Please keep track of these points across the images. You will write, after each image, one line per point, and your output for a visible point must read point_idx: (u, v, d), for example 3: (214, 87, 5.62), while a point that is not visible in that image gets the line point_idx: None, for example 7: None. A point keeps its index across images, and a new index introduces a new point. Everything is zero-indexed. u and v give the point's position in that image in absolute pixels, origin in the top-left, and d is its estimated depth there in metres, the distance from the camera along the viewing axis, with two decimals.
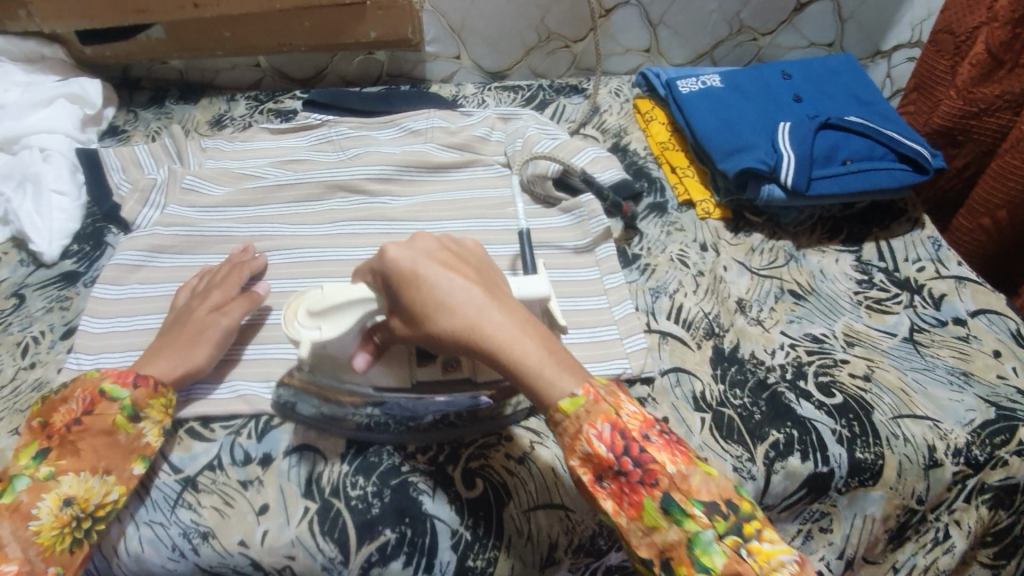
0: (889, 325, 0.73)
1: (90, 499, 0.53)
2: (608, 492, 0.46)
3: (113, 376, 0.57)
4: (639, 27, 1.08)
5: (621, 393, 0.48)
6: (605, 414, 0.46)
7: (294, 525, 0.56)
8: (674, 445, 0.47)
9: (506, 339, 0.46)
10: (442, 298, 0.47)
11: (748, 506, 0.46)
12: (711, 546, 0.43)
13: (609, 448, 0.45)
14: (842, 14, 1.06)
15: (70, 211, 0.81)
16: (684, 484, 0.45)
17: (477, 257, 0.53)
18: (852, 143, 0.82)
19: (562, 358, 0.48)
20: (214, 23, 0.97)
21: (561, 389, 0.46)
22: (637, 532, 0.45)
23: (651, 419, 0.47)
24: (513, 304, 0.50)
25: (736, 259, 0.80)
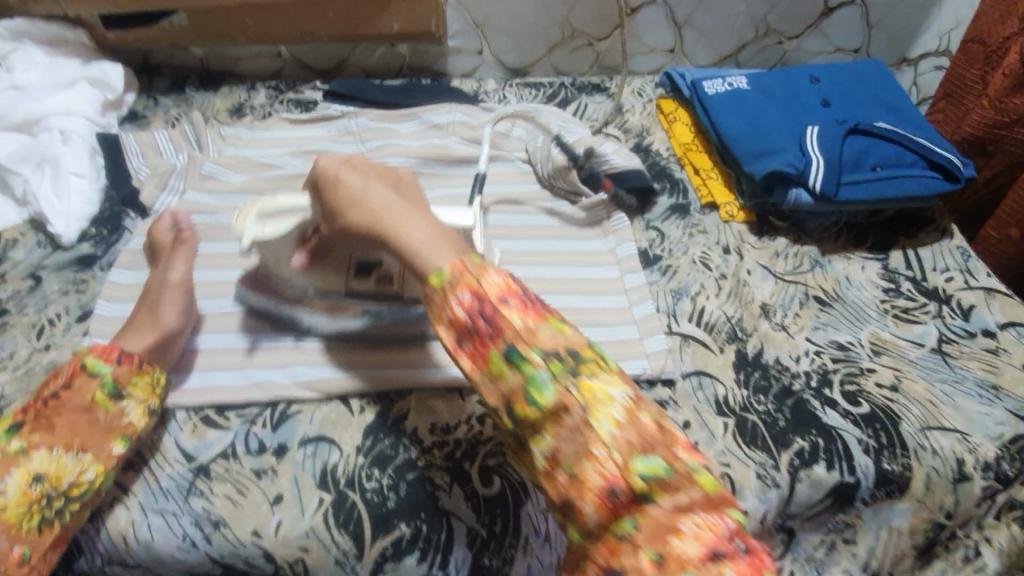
0: (916, 335, 0.72)
1: (62, 477, 0.51)
2: (462, 349, 0.48)
3: (95, 351, 0.56)
4: (663, 26, 1.06)
5: (486, 265, 0.49)
6: (467, 283, 0.48)
7: (309, 516, 0.55)
8: (531, 306, 0.48)
9: (398, 225, 0.53)
10: (354, 197, 0.55)
11: (593, 355, 0.47)
12: (545, 385, 0.45)
13: (465, 309, 0.47)
14: (870, 20, 1.05)
15: (89, 194, 0.81)
16: (531, 336, 0.46)
17: (407, 180, 0.59)
18: (881, 149, 0.81)
19: (446, 240, 0.52)
20: (238, 11, 0.97)
21: (433, 259, 0.50)
22: (486, 384, 0.47)
23: (512, 285, 0.48)
24: (417, 207, 0.56)
25: (760, 263, 0.78)
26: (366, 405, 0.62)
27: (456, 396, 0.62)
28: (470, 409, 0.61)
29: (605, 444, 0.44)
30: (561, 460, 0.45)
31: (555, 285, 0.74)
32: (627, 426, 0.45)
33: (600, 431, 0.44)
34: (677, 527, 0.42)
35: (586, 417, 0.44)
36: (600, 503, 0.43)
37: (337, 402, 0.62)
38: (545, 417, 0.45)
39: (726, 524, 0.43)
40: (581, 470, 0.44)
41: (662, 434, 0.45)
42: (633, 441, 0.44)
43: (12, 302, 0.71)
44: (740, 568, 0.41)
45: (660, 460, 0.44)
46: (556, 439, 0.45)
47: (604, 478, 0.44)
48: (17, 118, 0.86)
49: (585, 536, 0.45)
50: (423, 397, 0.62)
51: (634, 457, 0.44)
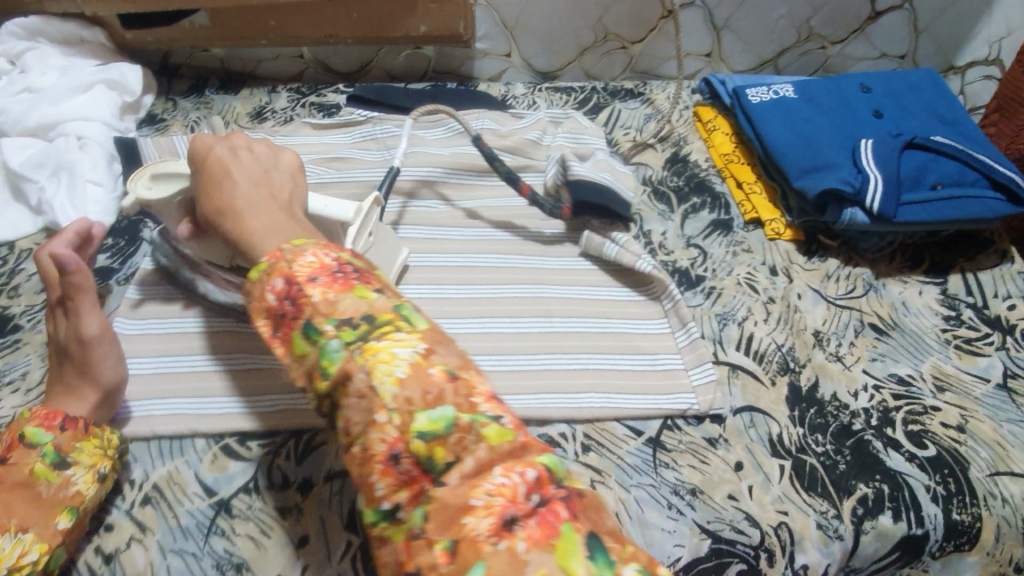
0: (981, 369, 0.67)
1: (4, 561, 0.46)
2: (275, 337, 0.40)
3: (35, 419, 0.51)
4: (700, 29, 1.01)
5: (305, 245, 0.42)
6: (279, 268, 0.41)
7: (335, 562, 0.52)
8: (340, 278, 0.40)
9: (242, 218, 0.47)
10: (214, 183, 0.51)
11: (394, 317, 0.38)
12: (335, 354, 0.37)
13: (276, 294, 0.40)
14: (919, 26, 0.99)
15: (106, 202, 0.78)
16: (326, 307, 0.38)
17: (281, 170, 0.54)
18: (942, 167, 0.76)
19: (284, 233, 0.45)
20: (260, 11, 0.93)
21: (261, 253, 0.44)
22: (291, 367, 0.39)
23: (325, 262, 0.40)
24: (273, 196, 0.50)
25: (811, 286, 0.74)
26: None
27: None
28: None
29: (384, 408, 0.35)
30: (353, 434, 0.36)
31: (594, 306, 0.69)
32: (409, 383, 0.35)
33: (383, 396, 0.35)
34: (470, 503, 0.32)
35: (368, 382, 0.36)
36: (386, 475, 0.35)
37: None
38: (334, 390, 0.37)
39: (526, 479, 0.33)
40: (368, 443, 0.35)
41: (454, 385, 0.36)
42: (416, 400, 0.35)
43: (26, 318, 0.68)
44: (532, 536, 0.31)
45: (446, 412, 0.35)
46: (346, 413, 0.36)
47: (388, 447, 0.35)
48: (32, 123, 0.84)
49: (380, 517, 0.35)
50: None
51: (414, 415, 0.35)
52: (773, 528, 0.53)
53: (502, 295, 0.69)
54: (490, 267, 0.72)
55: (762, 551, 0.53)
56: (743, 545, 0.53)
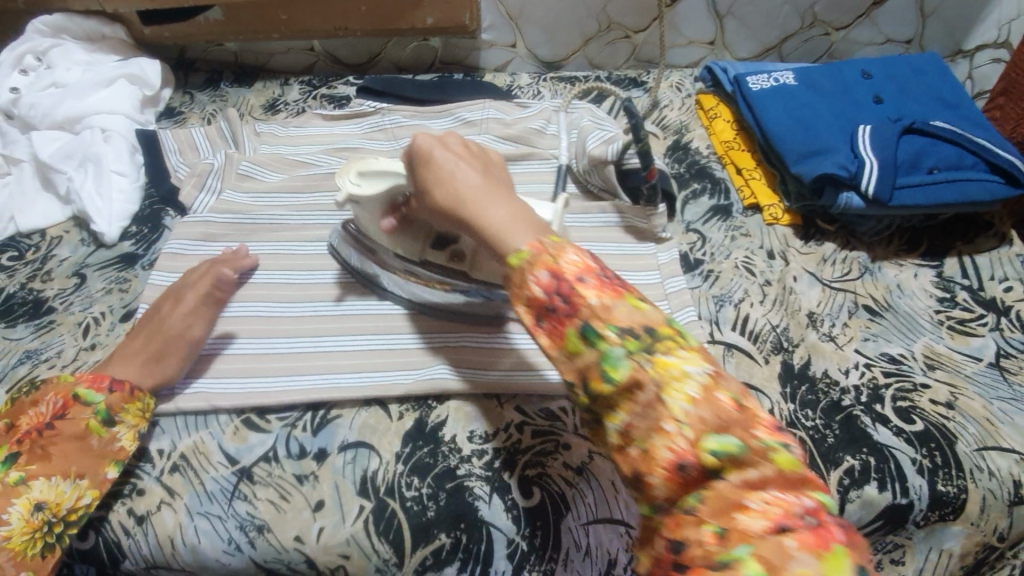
0: (974, 348, 0.69)
1: (62, 504, 0.52)
2: (539, 328, 0.42)
3: (87, 380, 0.56)
4: (704, 18, 1.02)
5: (565, 243, 0.43)
6: (547, 263, 0.42)
7: (349, 524, 0.55)
8: (608, 283, 0.42)
9: (480, 208, 0.47)
10: (445, 174, 0.50)
11: (671, 331, 0.40)
12: (619, 362, 0.39)
13: (542, 287, 0.42)
14: (926, 9, 0.99)
15: (129, 192, 0.82)
16: (605, 313, 0.40)
17: (496, 166, 0.52)
18: (939, 151, 0.77)
19: (525, 223, 0.46)
20: (272, 6, 0.96)
21: (509, 241, 0.44)
22: (559, 362, 0.42)
23: (591, 264, 0.42)
24: (502, 186, 0.49)
25: (807, 269, 0.76)
26: (405, 411, 0.62)
27: (494, 403, 0.62)
28: (509, 416, 0.61)
29: (674, 420, 0.37)
30: (632, 438, 0.39)
31: None
32: (703, 403, 0.38)
33: (673, 408, 0.38)
34: (745, 503, 0.36)
35: (659, 393, 0.38)
36: (669, 479, 0.37)
37: (375, 407, 0.62)
38: (619, 394, 0.39)
39: (803, 504, 0.36)
40: (650, 446, 0.38)
41: (743, 414, 0.38)
42: (708, 420, 0.37)
43: (58, 301, 0.73)
44: (804, 540, 0.34)
45: (736, 439, 0.37)
46: (629, 416, 0.39)
47: (674, 455, 0.37)
48: (59, 116, 0.87)
49: (655, 512, 0.39)
50: (461, 404, 0.62)
51: (705, 435, 0.37)
52: None
53: None
54: None
55: None
56: None
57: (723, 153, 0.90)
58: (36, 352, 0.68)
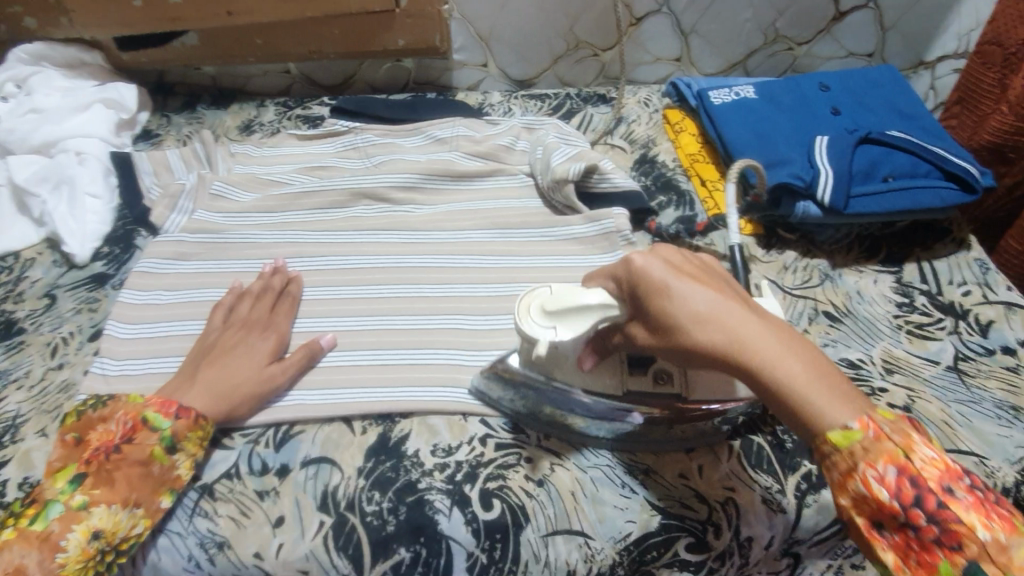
0: (931, 352, 0.70)
1: (117, 533, 0.53)
2: (887, 539, 0.41)
3: (156, 404, 0.57)
4: (670, 36, 1.05)
5: (912, 435, 0.42)
6: (889, 456, 0.40)
7: (309, 539, 0.55)
8: (989, 507, 0.39)
9: (764, 356, 0.43)
10: (690, 314, 0.45)
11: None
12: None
13: (891, 492, 0.40)
14: (885, 23, 1.01)
15: (103, 213, 0.83)
16: (1001, 555, 0.37)
17: (727, 283, 0.50)
18: (893, 159, 0.79)
19: (833, 384, 0.43)
20: (247, 30, 0.99)
21: (834, 414, 0.42)
22: None
23: (953, 469, 0.40)
24: (764, 317, 0.47)
25: (768, 277, 0.77)
26: (368, 425, 0.62)
27: (458, 416, 0.63)
28: (472, 429, 0.62)
29: None
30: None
31: None
32: None
33: None
34: None
35: None
36: None
37: (339, 423, 0.63)
38: None
39: None
40: None
41: None
42: None
43: (29, 321, 0.73)
44: None
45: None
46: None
47: None
48: (37, 141, 0.89)
49: None
50: (425, 417, 0.63)
51: None
52: (720, 503, 0.57)
53: (473, 292, 0.73)
54: (462, 266, 0.76)
55: (709, 525, 0.56)
56: (691, 519, 0.56)
57: (689, 165, 0.91)
58: (5, 372, 0.69)
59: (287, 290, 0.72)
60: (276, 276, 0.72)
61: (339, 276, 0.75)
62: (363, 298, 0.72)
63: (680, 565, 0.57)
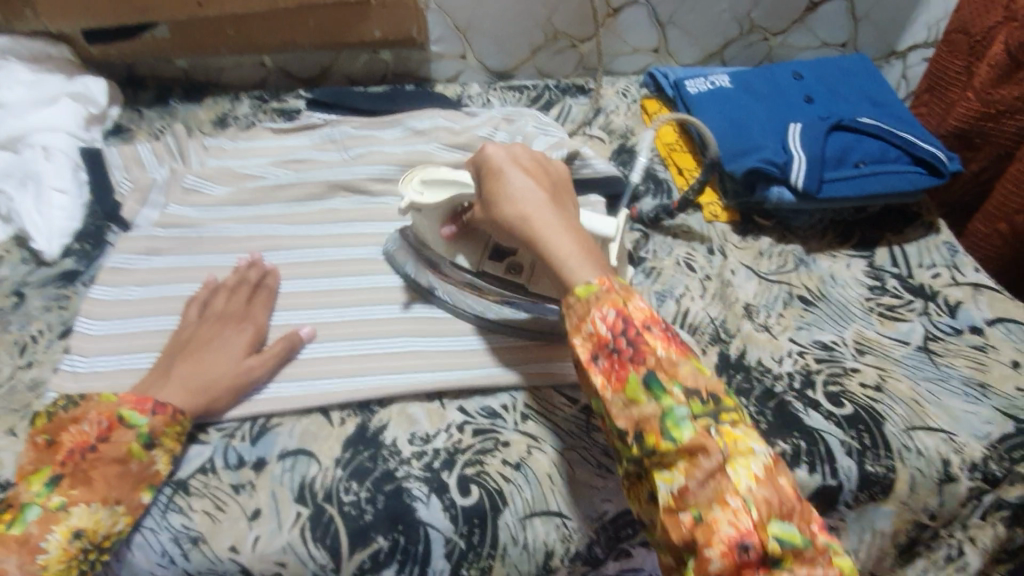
0: (902, 333, 0.71)
1: (98, 531, 0.52)
2: (596, 364, 0.50)
3: (131, 401, 0.56)
4: (647, 26, 1.05)
5: (632, 290, 0.51)
6: (613, 302, 0.50)
7: (286, 531, 0.55)
8: (674, 341, 0.50)
9: (547, 231, 0.54)
10: (511, 190, 0.56)
11: (733, 406, 0.48)
12: (683, 422, 0.46)
13: (609, 326, 0.50)
14: (857, 13, 1.03)
15: (71, 209, 0.81)
16: (672, 368, 0.48)
17: (558, 179, 0.60)
18: (864, 145, 0.80)
19: (592, 257, 0.53)
20: (219, 22, 0.97)
21: (577, 274, 0.52)
22: (618, 406, 0.49)
23: (655, 316, 0.50)
24: (565, 212, 0.57)
25: (744, 263, 0.78)
26: (346, 416, 0.62)
27: (436, 404, 0.63)
28: (450, 417, 0.62)
29: (739, 495, 0.43)
30: (688, 500, 0.44)
31: None
32: (765, 483, 0.44)
33: (737, 482, 0.44)
34: None
35: (722, 463, 0.45)
36: (726, 555, 0.42)
37: (317, 414, 0.62)
38: (680, 454, 0.45)
39: None
40: (711, 516, 0.44)
41: (799, 504, 0.45)
42: (769, 498, 0.44)
43: None
44: None
45: (798, 529, 0.44)
46: (687, 479, 0.45)
47: (737, 531, 0.43)
48: (2, 136, 0.87)
49: None
50: (404, 406, 0.63)
51: (772, 519, 0.43)
52: None
53: None
54: None
55: None
56: None
57: (669, 152, 0.93)
58: None
59: (262, 279, 0.71)
60: (252, 269, 0.71)
61: (316, 268, 0.74)
62: (340, 290, 0.72)
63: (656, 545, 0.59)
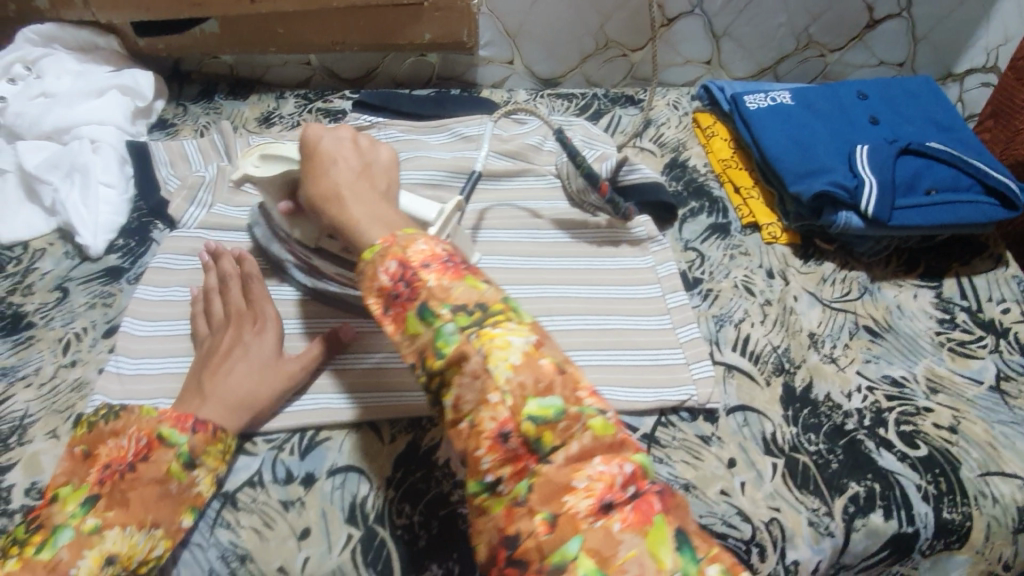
0: (974, 371, 0.68)
1: (133, 557, 0.48)
2: (386, 314, 0.45)
3: (171, 418, 0.53)
4: (700, 37, 1.02)
5: (416, 235, 0.47)
6: (394, 252, 0.46)
7: (336, 553, 0.53)
8: (450, 267, 0.45)
9: (350, 204, 0.52)
10: (324, 168, 0.56)
11: (505, 311, 0.43)
12: (450, 337, 0.42)
13: (390, 275, 0.45)
14: (919, 33, 0.99)
15: (117, 204, 0.80)
16: (442, 293, 0.43)
17: (382, 162, 0.59)
18: (936, 172, 0.77)
19: (385, 221, 0.51)
20: (269, 19, 0.96)
21: (368, 238, 0.49)
22: (405, 343, 0.44)
23: (436, 252, 0.45)
24: (374, 187, 0.55)
25: (806, 289, 0.75)
26: (397, 433, 0.60)
27: None
28: None
29: (498, 390, 0.40)
30: (462, 410, 0.41)
31: (592, 305, 0.71)
32: (523, 369, 0.41)
33: (497, 377, 0.41)
34: (573, 484, 0.39)
35: (484, 364, 0.41)
36: (493, 450, 0.40)
37: (366, 429, 0.60)
38: (448, 369, 0.42)
39: (624, 472, 0.39)
40: (478, 418, 0.41)
41: (562, 378, 0.42)
42: (528, 383, 0.40)
43: (38, 316, 0.70)
44: (630, 519, 0.37)
45: (555, 402, 0.40)
46: (458, 390, 0.41)
47: (498, 424, 0.40)
48: (47, 127, 0.86)
49: (482, 489, 0.41)
50: None
51: (527, 399, 0.40)
52: (764, 523, 0.56)
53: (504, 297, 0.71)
54: (492, 271, 0.74)
55: (753, 545, 0.55)
56: (734, 539, 0.55)
57: (725, 168, 0.89)
58: (13, 368, 0.66)
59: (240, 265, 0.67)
60: (224, 261, 0.68)
61: None
62: None
63: None
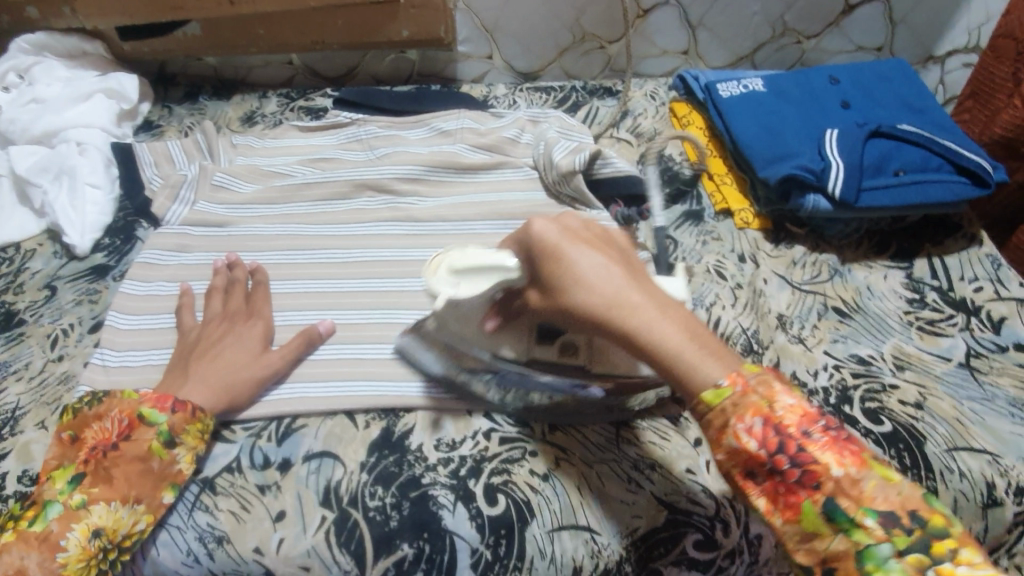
0: (943, 349, 0.69)
1: (118, 530, 0.51)
2: (756, 487, 0.40)
3: (151, 399, 0.56)
4: (677, 28, 1.03)
5: (771, 379, 0.40)
6: (756, 408, 0.39)
7: (311, 535, 0.55)
8: (842, 443, 0.39)
9: (653, 320, 0.41)
10: (581, 274, 0.43)
11: (942, 522, 0.36)
12: (888, 562, 0.36)
13: (756, 440, 0.39)
14: (895, 16, 0.99)
15: (103, 205, 0.82)
16: (854, 488, 0.37)
17: (624, 247, 0.48)
18: (904, 153, 0.77)
19: (705, 341, 0.42)
20: (249, 21, 0.97)
21: (706, 374, 0.40)
22: (792, 535, 0.39)
23: (813, 413, 0.39)
24: (656, 287, 0.45)
25: (777, 272, 0.76)
26: (371, 420, 0.62)
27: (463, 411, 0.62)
28: (477, 424, 0.61)
29: None
30: None
31: None
32: None
33: None
34: None
35: None
36: None
37: (342, 416, 0.62)
38: None
39: None
40: None
41: None
42: None
43: (29, 313, 0.73)
44: None
45: None
46: None
47: None
48: (37, 131, 0.88)
49: None
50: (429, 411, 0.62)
51: None
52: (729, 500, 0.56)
53: None
54: None
55: (717, 521, 0.56)
56: (699, 516, 0.56)
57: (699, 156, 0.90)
58: (5, 363, 0.68)
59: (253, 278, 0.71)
60: (235, 270, 0.71)
61: (341, 269, 0.74)
62: (366, 291, 0.71)
63: (688, 564, 0.57)
